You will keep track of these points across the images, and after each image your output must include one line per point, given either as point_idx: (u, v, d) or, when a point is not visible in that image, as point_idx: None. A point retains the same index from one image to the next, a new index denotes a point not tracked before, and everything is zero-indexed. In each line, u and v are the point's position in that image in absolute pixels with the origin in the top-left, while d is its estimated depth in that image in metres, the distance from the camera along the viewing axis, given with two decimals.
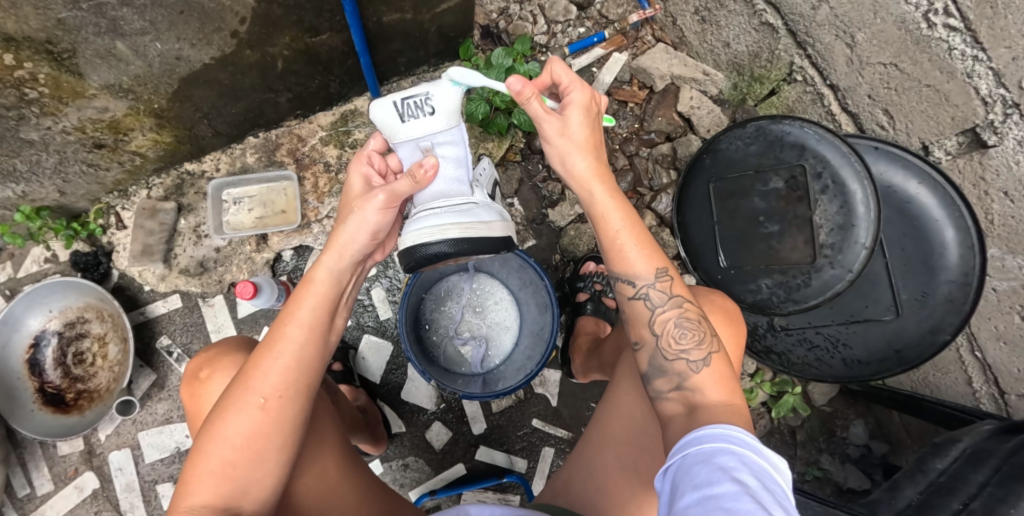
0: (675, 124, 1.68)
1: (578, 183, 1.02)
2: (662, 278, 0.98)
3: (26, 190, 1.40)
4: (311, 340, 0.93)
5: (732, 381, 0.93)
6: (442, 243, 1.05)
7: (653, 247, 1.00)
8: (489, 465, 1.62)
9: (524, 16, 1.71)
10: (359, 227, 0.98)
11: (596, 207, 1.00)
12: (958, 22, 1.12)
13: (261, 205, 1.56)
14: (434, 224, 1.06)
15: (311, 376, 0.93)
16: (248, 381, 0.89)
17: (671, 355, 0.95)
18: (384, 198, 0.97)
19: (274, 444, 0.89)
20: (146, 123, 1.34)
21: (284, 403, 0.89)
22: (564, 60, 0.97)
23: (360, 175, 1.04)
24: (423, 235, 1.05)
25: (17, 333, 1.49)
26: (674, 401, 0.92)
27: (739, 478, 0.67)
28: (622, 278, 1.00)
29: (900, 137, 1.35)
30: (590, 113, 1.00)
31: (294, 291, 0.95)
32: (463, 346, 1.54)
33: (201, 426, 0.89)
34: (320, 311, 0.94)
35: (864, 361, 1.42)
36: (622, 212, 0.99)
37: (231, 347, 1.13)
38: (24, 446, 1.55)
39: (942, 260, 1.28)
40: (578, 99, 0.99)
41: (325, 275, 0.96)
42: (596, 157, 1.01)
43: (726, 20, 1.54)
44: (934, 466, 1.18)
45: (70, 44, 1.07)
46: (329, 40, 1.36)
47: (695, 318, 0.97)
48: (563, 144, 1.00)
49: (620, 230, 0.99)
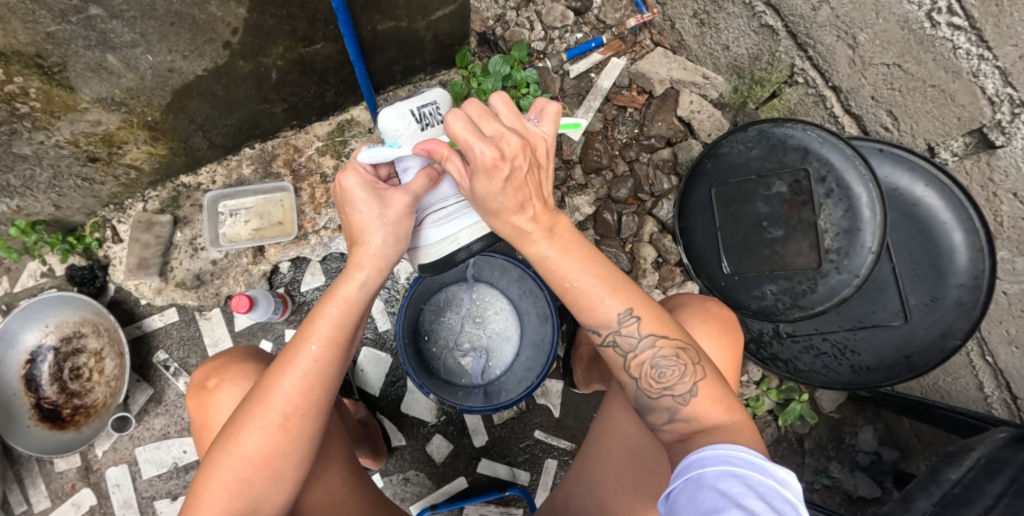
0: (675, 129, 1.65)
1: (518, 243, 0.93)
2: (628, 323, 0.92)
3: (20, 205, 1.39)
4: (333, 358, 0.90)
5: (728, 399, 0.91)
6: (485, 236, 1.08)
7: (617, 283, 0.92)
8: (491, 478, 1.60)
9: (522, 22, 1.70)
10: (390, 238, 0.94)
11: (543, 265, 0.92)
12: (962, 21, 1.09)
13: (258, 217, 1.54)
14: (473, 221, 1.06)
15: (331, 394, 0.91)
16: (268, 397, 0.87)
17: (655, 393, 0.93)
18: (407, 200, 0.94)
19: (289, 462, 0.87)
20: (140, 136, 1.33)
21: (303, 422, 0.88)
22: (454, 117, 0.84)
23: (358, 175, 0.93)
24: (467, 236, 1.07)
25: (13, 349, 1.47)
26: (670, 433, 0.92)
27: (745, 504, 0.65)
28: (589, 328, 0.94)
29: (905, 138, 1.32)
30: (496, 174, 0.85)
31: (316, 304, 0.91)
32: (463, 358, 1.52)
33: (214, 439, 0.87)
34: (344, 328, 0.91)
35: (872, 367, 1.39)
36: (573, 260, 0.91)
37: (239, 356, 1.12)
38: (21, 463, 1.53)
39: (950, 264, 1.25)
40: (479, 161, 0.84)
41: (355, 291, 0.92)
42: (527, 214, 0.90)
43: (725, 23, 1.52)
44: (948, 477, 1.14)
45: (61, 57, 1.06)
46: (323, 50, 1.35)
47: (672, 354, 0.92)
48: (484, 210, 0.91)
49: (570, 288, 0.92)
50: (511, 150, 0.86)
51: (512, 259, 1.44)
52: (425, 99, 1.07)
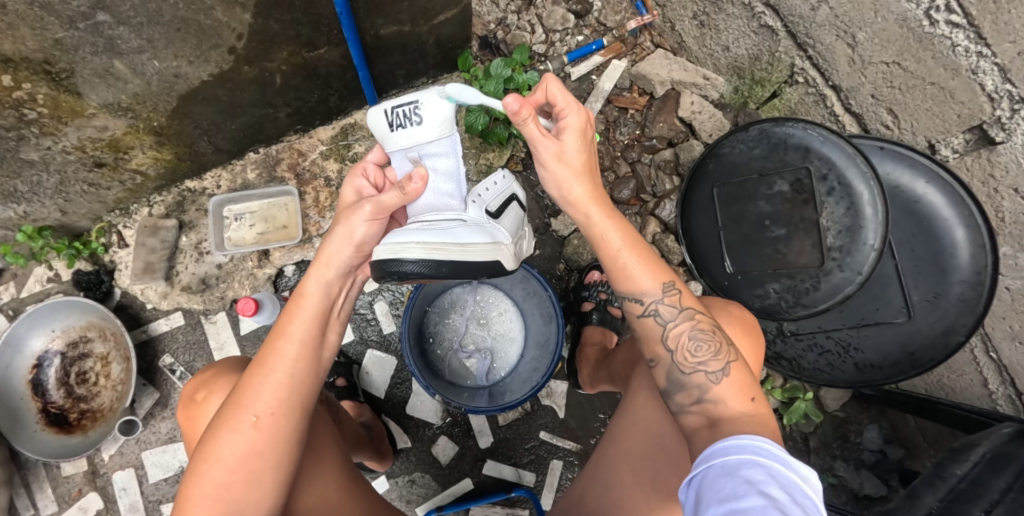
0: (676, 129, 1.65)
1: (574, 207, 1.00)
2: (671, 292, 0.97)
3: (27, 210, 1.40)
4: (303, 355, 0.93)
5: (753, 387, 0.91)
6: (394, 260, 0.94)
7: (656, 262, 0.99)
8: (497, 479, 1.60)
9: (523, 25, 1.71)
10: (346, 242, 1.01)
11: (595, 229, 0.99)
12: (960, 19, 1.10)
13: (262, 221, 1.56)
14: (395, 242, 0.96)
15: (306, 392, 0.93)
16: (241, 398, 0.89)
17: (689, 367, 0.93)
18: (371, 208, 1.01)
19: (269, 464, 0.87)
20: (146, 141, 1.35)
21: (278, 422, 0.89)
22: (560, 80, 0.93)
23: (353, 185, 1.09)
24: (381, 251, 0.96)
25: (20, 354, 1.48)
26: (697, 415, 0.91)
27: (768, 492, 0.65)
28: (629, 296, 0.99)
29: (905, 136, 1.33)
30: (585, 136, 0.98)
31: (287, 305, 0.97)
32: (468, 359, 1.52)
33: (195, 448, 0.88)
34: (311, 326, 0.96)
35: (876, 364, 1.39)
36: (620, 230, 0.98)
37: (229, 366, 1.12)
38: (27, 468, 1.53)
39: (953, 260, 1.26)
40: (574, 123, 0.95)
41: (316, 289, 0.98)
42: (591, 181, 0.99)
43: (725, 24, 1.53)
44: (953, 472, 1.14)
45: (69, 64, 1.07)
46: (327, 55, 1.36)
47: (709, 329, 0.95)
48: (560, 170, 0.97)
49: (622, 250, 0.98)
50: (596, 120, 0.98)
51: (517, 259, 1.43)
52: (406, 98, 1.02)
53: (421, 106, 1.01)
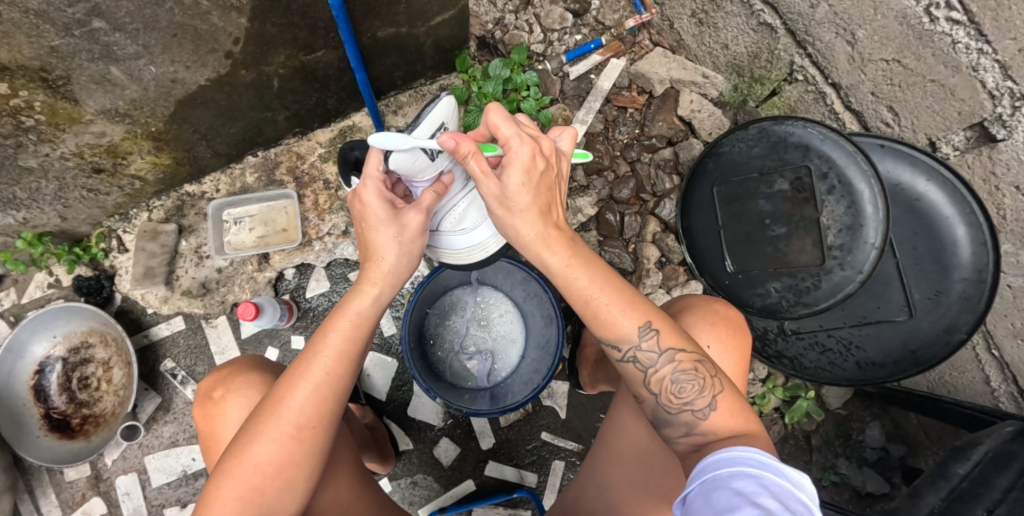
0: (676, 128, 1.65)
1: (530, 252, 0.93)
2: (649, 336, 0.92)
3: (27, 217, 1.40)
4: (345, 370, 0.92)
5: (743, 410, 0.92)
6: (508, 239, 1.21)
7: (634, 300, 0.93)
8: (500, 480, 1.60)
9: (520, 25, 1.70)
10: (403, 256, 0.95)
11: (557, 280, 0.93)
12: (960, 15, 1.10)
13: (262, 225, 1.55)
14: (500, 230, 1.18)
15: (342, 404, 0.92)
16: (280, 408, 0.88)
17: (676, 408, 0.93)
18: (422, 219, 0.94)
19: (301, 473, 0.88)
20: (144, 146, 1.35)
21: (315, 433, 0.89)
22: (501, 109, 0.90)
23: (377, 190, 0.93)
24: (494, 242, 1.18)
25: (22, 360, 1.48)
26: (686, 444, 0.92)
27: (760, 502, 0.65)
28: (608, 342, 0.95)
29: (906, 134, 1.33)
30: (534, 172, 0.91)
31: (329, 317, 0.93)
32: (469, 361, 1.52)
33: (224, 449, 0.88)
34: (355, 341, 0.93)
35: (878, 362, 1.38)
36: (590, 275, 0.92)
37: (243, 366, 1.12)
38: (31, 473, 1.53)
39: (955, 258, 1.25)
40: (520, 157, 0.90)
41: (367, 305, 0.94)
42: (546, 221, 0.92)
43: (724, 22, 1.53)
44: (955, 471, 1.14)
45: (65, 71, 1.07)
46: (324, 57, 1.36)
47: (693, 369, 0.92)
48: (505, 213, 0.91)
49: (593, 298, 0.92)
50: (545, 151, 0.92)
51: (516, 261, 1.42)
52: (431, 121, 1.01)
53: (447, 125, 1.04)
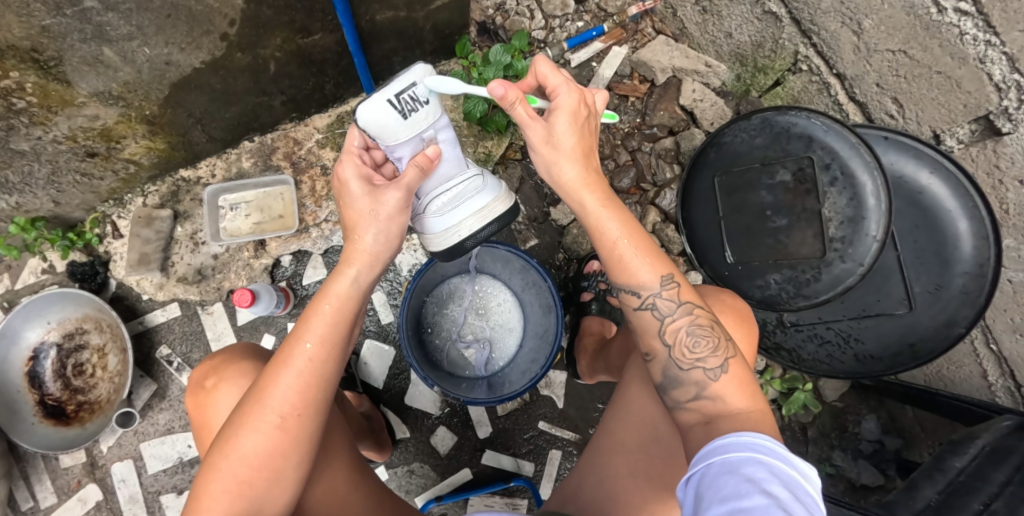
0: (677, 118, 1.63)
1: (566, 191, 0.97)
2: (669, 286, 0.95)
3: (19, 201, 1.38)
4: (328, 356, 0.90)
5: (751, 383, 0.91)
6: (489, 225, 1.09)
7: (656, 253, 0.97)
8: (496, 469, 1.60)
9: (521, 11, 1.67)
10: (381, 236, 0.95)
11: (591, 218, 0.97)
12: (969, 6, 1.09)
13: (258, 211, 1.54)
14: (477, 209, 1.07)
15: (327, 391, 0.91)
16: (265, 397, 0.87)
17: (687, 363, 0.93)
18: (400, 197, 0.94)
19: (290, 462, 0.88)
20: (139, 130, 1.32)
21: (301, 422, 0.88)
22: (551, 60, 0.92)
23: (354, 167, 0.96)
24: (470, 225, 1.07)
25: (16, 345, 1.47)
26: (693, 413, 0.90)
27: (770, 490, 0.65)
28: (626, 288, 0.97)
29: (910, 126, 1.31)
30: (579, 118, 0.95)
31: (310, 302, 0.92)
32: (467, 349, 1.52)
33: (213, 442, 0.88)
34: (337, 325, 0.92)
35: (876, 356, 1.38)
36: (619, 220, 0.96)
37: (237, 354, 1.12)
38: (26, 459, 1.53)
39: (956, 251, 1.25)
40: (567, 103, 0.93)
41: (346, 287, 0.93)
42: (586, 165, 0.96)
43: (728, 10, 1.50)
44: (953, 465, 1.14)
45: (57, 52, 1.05)
46: (321, 41, 1.33)
47: (708, 325, 0.94)
48: (550, 152, 0.95)
49: (619, 239, 0.95)
50: (592, 102, 0.96)
51: (515, 249, 1.41)
52: (405, 80, 0.93)
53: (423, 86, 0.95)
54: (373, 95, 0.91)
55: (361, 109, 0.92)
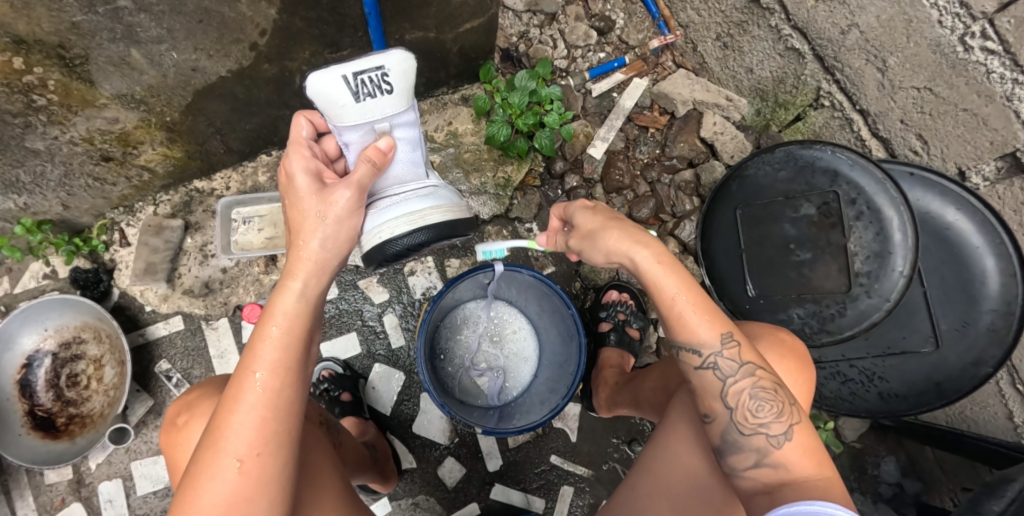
0: (697, 150, 1.64)
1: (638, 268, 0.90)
2: (730, 345, 0.89)
3: (28, 202, 1.34)
4: (283, 383, 0.83)
5: (819, 450, 0.87)
6: (421, 231, 1.06)
7: (715, 310, 0.91)
8: (504, 505, 1.52)
9: (545, 40, 1.69)
10: (327, 241, 0.92)
11: (652, 283, 0.90)
12: (995, 45, 1.10)
13: (271, 226, 1.48)
14: (407, 212, 1.05)
15: (288, 420, 0.83)
16: (220, 441, 0.79)
17: (749, 429, 0.88)
18: (351, 194, 0.93)
19: (260, 509, 0.79)
20: (157, 136, 1.30)
21: (263, 462, 0.80)
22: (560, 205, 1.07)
23: (304, 162, 0.94)
24: (396, 227, 1.04)
25: (9, 352, 1.39)
26: (753, 481, 0.87)
27: None
28: (687, 348, 0.91)
29: (934, 162, 1.31)
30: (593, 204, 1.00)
31: (256, 327, 0.86)
32: (480, 378, 1.47)
33: (175, 499, 0.80)
34: (287, 348, 0.85)
35: (901, 394, 1.34)
36: (677, 277, 0.89)
37: (210, 386, 1.04)
38: (8, 474, 1.43)
39: (983, 289, 1.23)
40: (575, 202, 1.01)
41: (294, 302, 0.88)
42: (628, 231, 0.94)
43: (750, 46, 1.53)
44: (991, 509, 1.08)
45: (84, 49, 1.03)
46: (350, 57, 1.33)
47: (772, 388, 0.89)
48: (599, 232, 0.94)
49: (677, 296, 0.89)
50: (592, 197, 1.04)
51: (539, 275, 1.35)
52: (369, 60, 0.92)
53: (388, 73, 0.93)
54: (331, 67, 0.90)
55: (316, 75, 0.90)
